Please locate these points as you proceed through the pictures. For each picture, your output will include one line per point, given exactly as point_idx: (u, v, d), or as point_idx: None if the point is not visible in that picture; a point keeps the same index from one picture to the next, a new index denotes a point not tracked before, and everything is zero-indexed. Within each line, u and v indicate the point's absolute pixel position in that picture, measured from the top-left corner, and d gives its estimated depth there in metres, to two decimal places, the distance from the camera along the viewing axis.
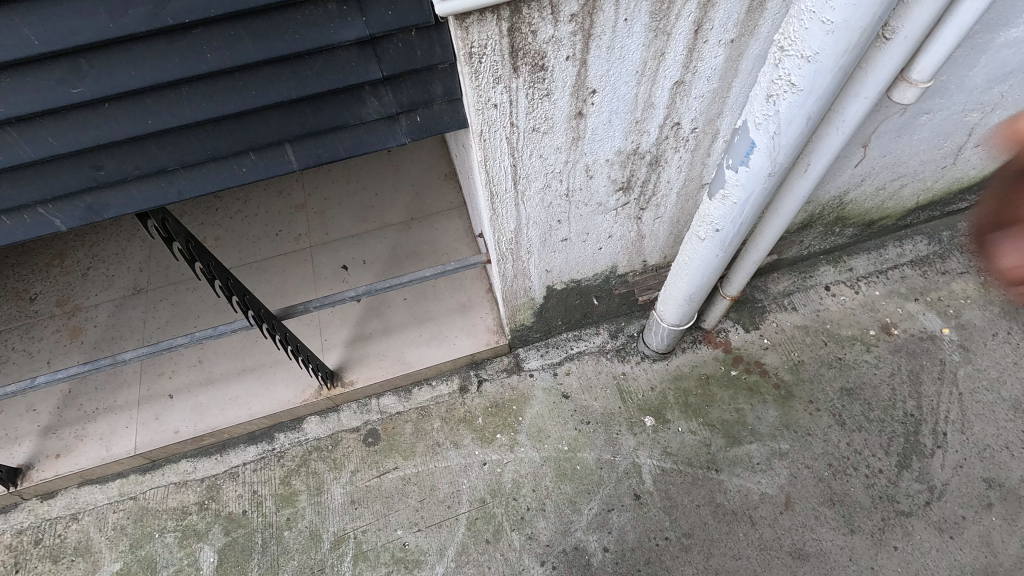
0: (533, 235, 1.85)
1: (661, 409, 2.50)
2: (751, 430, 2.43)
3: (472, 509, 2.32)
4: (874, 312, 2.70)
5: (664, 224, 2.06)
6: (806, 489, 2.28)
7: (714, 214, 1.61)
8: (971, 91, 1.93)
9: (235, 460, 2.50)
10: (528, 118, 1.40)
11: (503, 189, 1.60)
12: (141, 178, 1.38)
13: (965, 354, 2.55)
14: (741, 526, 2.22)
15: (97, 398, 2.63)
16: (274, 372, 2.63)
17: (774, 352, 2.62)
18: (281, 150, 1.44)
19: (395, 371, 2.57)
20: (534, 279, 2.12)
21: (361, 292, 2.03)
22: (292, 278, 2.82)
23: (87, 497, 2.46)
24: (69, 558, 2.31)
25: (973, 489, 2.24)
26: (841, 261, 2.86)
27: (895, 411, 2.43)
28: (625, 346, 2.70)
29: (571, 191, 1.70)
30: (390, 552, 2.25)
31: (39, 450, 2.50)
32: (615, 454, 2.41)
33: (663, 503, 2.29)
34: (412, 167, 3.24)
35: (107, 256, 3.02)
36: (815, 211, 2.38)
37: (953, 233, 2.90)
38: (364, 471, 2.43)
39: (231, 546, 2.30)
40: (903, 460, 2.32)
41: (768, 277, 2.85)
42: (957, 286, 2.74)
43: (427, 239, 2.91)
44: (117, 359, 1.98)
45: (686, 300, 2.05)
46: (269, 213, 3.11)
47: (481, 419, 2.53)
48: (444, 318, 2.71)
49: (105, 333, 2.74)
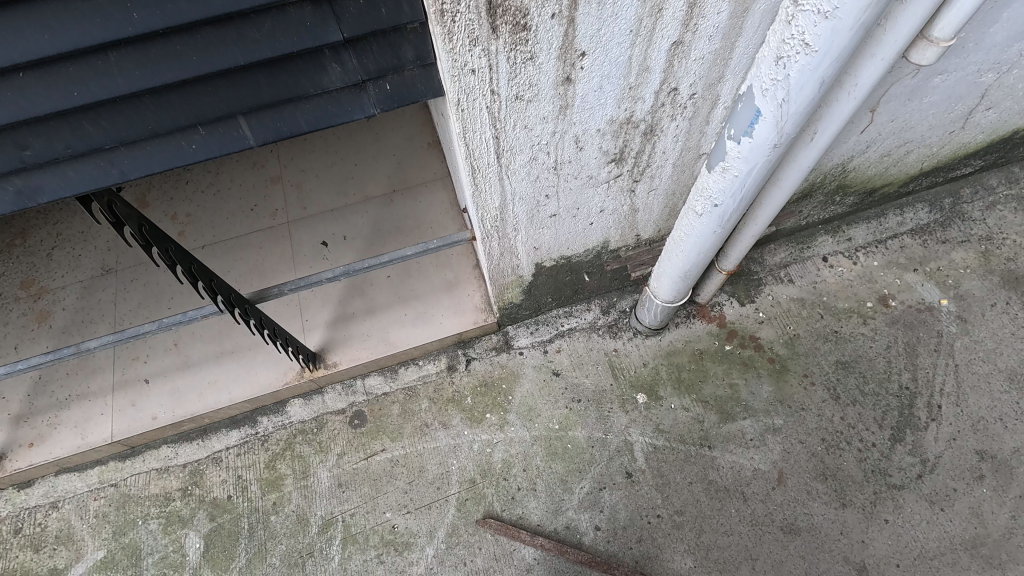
0: (520, 211, 1.73)
1: (654, 385, 2.45)
2: (745, 406, 2.39)
3: (462, 489, 2.29)
4: (872, 283, 2.63)
5: (659, 197, 1.94)
6: (799, 464, 2.26)
7: (713, 188, 1.50)
8: (989, 50, 1.79)
9: (218, 445, 2.43)
10: (510, 85, 1.26)
11: (485, 164, 1.47)
12: (76, 158, 1.23)
13: (963, 326, 2.50)
14: (733, 503, 2.21)
15: (70, 384, 2.53)
16: (254, 355, 2.53)
17: (769, 326, 2.56)
18: (234, 124, 1.29)
19: (379, 352, 2.48)
20: (521, 256, 2.02)
21: (339, 273, 1.90)
22: (269, 256, 2.69)
23: (66, 485, 2.39)
24: (51, 547, 2.27)
25: (965, 461, 2.23)
26: (840, 230, 2.77)
27: (890, 384, 2.39)
28: (617, 321, 2.61)
29: (560, 164, 1.58)
30: (380, 535, 2.22)
31: (12, 439, 2.41)
32: (607, 433, 2.36)
33: (655, 481, 2.26)
34: (393, 135, 3.06)
35: (72, 234, 2.85)
36: (816, 180, 2.28)
37: (955, 200, 2.80)
38: (351, 454, 2.38)
39: (217, 532, 2.26)
40: (896, 433, 2.30)
41: (765, 249, 2.75)
42: (956, 255, 2.67)
43: (410, 213, 2.77)
44: (81, 347, 1.85)
45: (681, 277, 1.96)
46: (243, 186, 2.94)
47: (470, 399, 2.47)
48: (429, 296, 2.60)
49: (75, 316, 2.61)
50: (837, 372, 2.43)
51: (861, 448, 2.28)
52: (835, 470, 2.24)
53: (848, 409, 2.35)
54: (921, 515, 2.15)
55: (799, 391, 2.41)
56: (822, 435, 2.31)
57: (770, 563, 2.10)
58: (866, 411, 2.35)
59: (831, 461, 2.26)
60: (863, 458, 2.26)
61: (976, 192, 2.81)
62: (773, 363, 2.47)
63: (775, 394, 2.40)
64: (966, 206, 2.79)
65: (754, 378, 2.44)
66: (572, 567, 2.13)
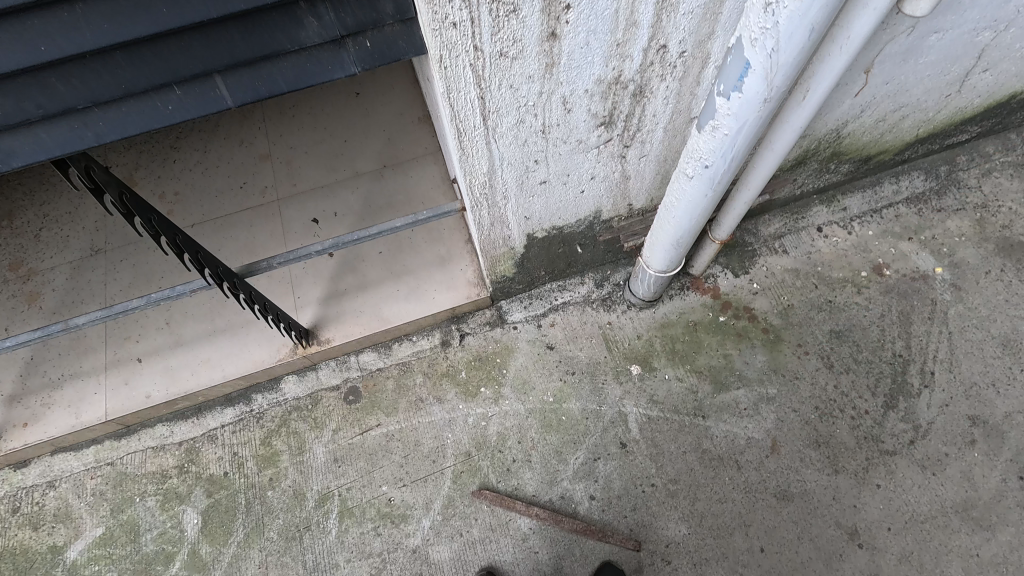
0: (509, 178, 1.71)
1: (648, 357, 2.45)
2: (739, 375, 2.39)
3: (457, 462, 2.30)
4: (866, 252, 2.61)
5: (650, 163, 1.91)
6: (793, 432, 2.27)
7: (703, 148, 1.48)
8: (986, 7, 1.76)
9: (213, 423, 2.43)
10: (493, 40, 1.23)
11: (471, 126, 1.45)
12: (49, 119, 1.21)
13: (957, 293, 2.49)
14: (727, 471, 2.22)
15: (62, 363, 2.52)
16: (246, 333, 2.51)
17: (763, 297, 2.55)
18: (210, 83, 1.27)
19: (372, 328, 2.47)
20: (512, 227, 2.00)
21: (328, 246, 1.88)
22: (259, 234, 2.66)
23: (62, 465, 2.39)
24: (49, 524, 2.28)
25: (957, 426, 2.24)
26: (835, 200, 2.74)
27: (884, 352, 2.40)
28: (611, 294, 2.60)
29: (548, 128, 1.55)
30: (377, 508, 2.23)
31: (6, 419, 2.41)
32: (601, 404, 2.37)
33: (649, 451, 2.27)
34: (383, 110, 3.01)
35: (59, 214, 2.82)
36: (811, 147, 2.25)
37: (951, 168, 2.77)
38: (346, 429, 2.38)
39: (215, 508, 2.27)
40: (889, 400, 2.31)
41: (759, 219, 2.73)
42: (951, 223, 2.65)
43: (400, 188, 2.74)
44: (69, 324, 1.83)
45: (673, 245, 1.94)
46: (232, 164, 2.90)
47: (464, 373, 2.47)
48: (421, 272, 2.58)
49: (65, 297, 2.59)
50: (831, 341, 2.43)
51: (854, 415, 2.28)
52: (828, 437, 2.25)
53: (842, 378, 2.36)
54: (912, 479, 2.17)
55: (793, 360, 2.41)
56: (816, 403, 2.32)
57: (763, 529, 2.12)
58: (859, 379, 2.35)
59: (824, 428, 2.27)
60: (856, 425, 2.27)
61: (972, 159, 2.78)
62: (767, 333, 2.47)
63: (769, 364, 2.41)
64: (961, 173, 2.76)
65: (748, 348, 2.44)
66: (567, 535, 2.16)
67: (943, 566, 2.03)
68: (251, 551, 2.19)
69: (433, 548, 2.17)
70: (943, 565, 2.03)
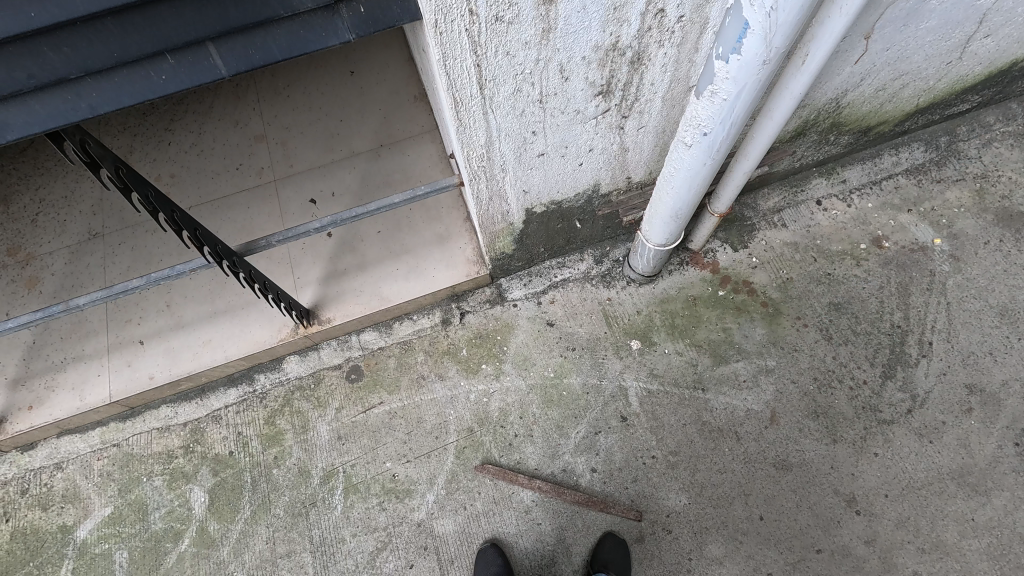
0: (506, 149, 1.71)
1: (648, 331, 2.46)
2: (738, 348, 2.40)
3: (460, 438, 2.32)
4: (866, 225, 2.61)
5: (649, 134, 1.90)
6: (792, 403, 2.29)
7: (702, 115, 1.48)
8: None
9: (217, 403, 2.45)
10: (489, 4, 1.22)
11: (467, 95, 1.45)
12: (41, 90, 1.20)
13: (955, 264, 2.50)
14: (727, 442, 2.24)
15: (64, 347, 2.53)
16: (247, 314, 2.52)
17: (762, 271, 2.55)
18: (203, 52, 1.26)
19: (373, 307, 2.47)
20: (511, 201, 2.00)
21: (327, 223, 1.86)
22: (257, 215, 2.66)
23: (68, 447, 2.41)
24: (58, 505, 2.31)
25: (954, 395, 2.26)
26: (834, 172, 2.73)
27: (882, 323, 2.41)
28: (610, 271, 2.60)
29: (545, 97, 1.55)
30: (381, 484, 2.26)
31: (10, 403, 2.43)
32: (602, 379, 2.38)
33: (650, 424, 2.29)
34: (378, 88, 2.98)
35: (55, 199, 2.81)
36: (810, 117, 2.24)
37: (951, 139, 2.76)
38: (349, 407, 2.40)
39: (221, 486, 2.30)
40: (887, 370, 2.33)
41: (758, 193, 2.72)
42: (951, 194, 2.65)
43: (398, 167, 2.72)
44: (70, 304, 1.83)
45: (672, 218, 1.94)
46: (227, 145, 2.88)
47: (466, 351, 2.48)
48: (420, 250, 2.58)
49: (64, 282, 2.59)
50: (830, 313, 2.44)
51: (852, 385, 2.30)
52: (827, 408, 2.28)
53: (840, 349, 2.37)
54: (910, 447, 2.19)
55: (792, 332, 2.42)
56: (814, 374, 2.33)
57: (763, 498, 2.16)
58: (857, 350, 2.37)
59: (823, 399, 2.29)
60: (854, 395, 2.29)
61: (972, 130, 2.77)
62: (766, 307, 2.47)
63: (768, 337, 2.42)
64: (962, 144, 2.75)
65: (747, 321, 2.45)
66: (569, 507, 2.19)
67: (939, 530, 2.06)
68: (258, 527, 2.23)
69: (437, 521, 2.20)
70: (939, 529, 2.07)
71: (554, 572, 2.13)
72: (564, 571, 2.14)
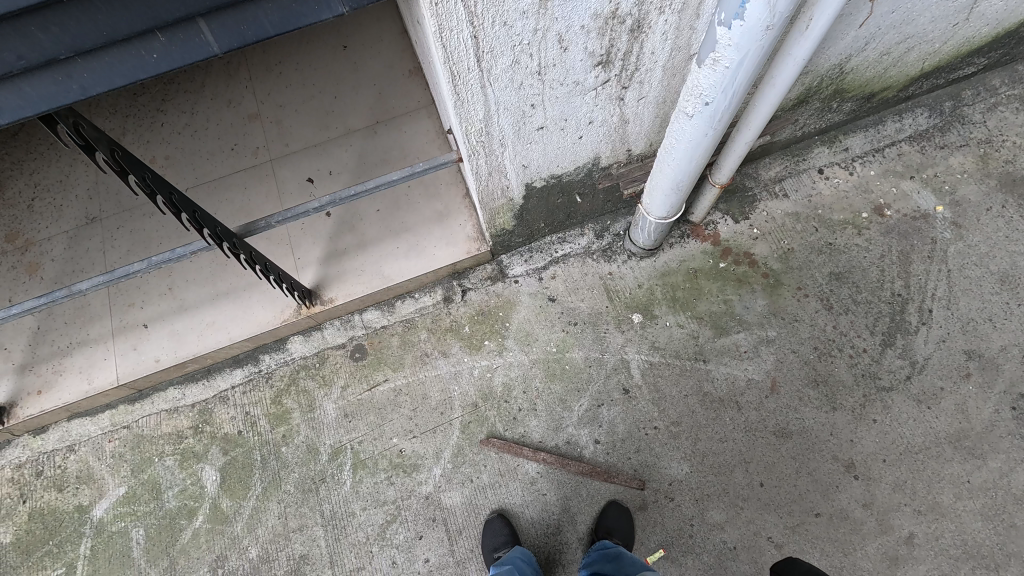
0: (505, 123, 1.69)
1: (650, 305, 2.47)
2: (739, 320, 2.42)
3: (465, 413, 2.35)
4: (867, 193, 2.59)
5: (649, 105, 1.88)
6: (792, 372, 2.32)
7: (704, 84, 1.46)
8: None
9: (223, 384, 2.48)
10: None
11: (465, 68, 1.43)
12: (30, 72, 1.17)
13: (957, 231, 2.49)
14: (728, 412, 2.28)
15: (69, 332, 2.55)
16: (249, 296, 2.52)
17: (763, 242, 2.54)
18: (194, 29, 1.23)
19: (374, 286, 2.47)
20: (510, 176, 1.98)
21: (325, 202, 1.85)
22: (255, 196, 2.64)
23: (79, 429, 2.45)
24: (74, 486, 2.36)
25: (953, 361, 2.29)
26: (837, 140, 2.70)
27: (883, 292, 2.42)
28: (611, 245, 2.59)
29: (544, 69, 1.52)
30: (388, 459, 2.31)
31: (20, 388, 2.45)
32: (603, 352, 2.40)
33: (651, 396, 2.32)
34: (372, 63, 2.92)
35: (51, 183, 2.78)
36: (813, 84, 2.20)
37: (956, 103, 2.72)
38: (354, 385, 2.43)
39: (232, 465, 2.35)
40: (887, 338, 2.34)
41: (760, 163, 2.69)
42: (954, 160, 2.62)
43: (395, 144, 2.69)
44: (73, 289, 1.83)
45: (673, 191, 1.93)
46: (221, 125, 2.84)
47: (468, 328, 2.49)
48: (420, 228, 2.57)
49: (64, 267, 2.59)
50: (831, 283, 2.45)
51: (852, 354, 2.32)
52: (826, 376, 2.30)
53: (841, 318, 2.39)
54: (908, 413, 2.23)
55: (793, 302, 2.43)
56: (815, 344, 2.35)
57: (763, 466, 2.20)
58: (858, 319, 2.38)
59: (823, 367, 2.32)
60: (854, 363, 2.31)
61: (977, 94, 2.72)
62: (767, 278, 2.48)
63: (769, 307, 2.43)
64: (966, 109, 2.71)
65: (748, 293, 2.46)
66: (573, 477, 2.24)
67: (935, 493, 2.11)
68: (270, 503, 2.28)
69: (445, 494, 2.25)
70: (935, 491, 2.11)
71: (560, 540, 2.19)
72: (569, 539, 2.19)
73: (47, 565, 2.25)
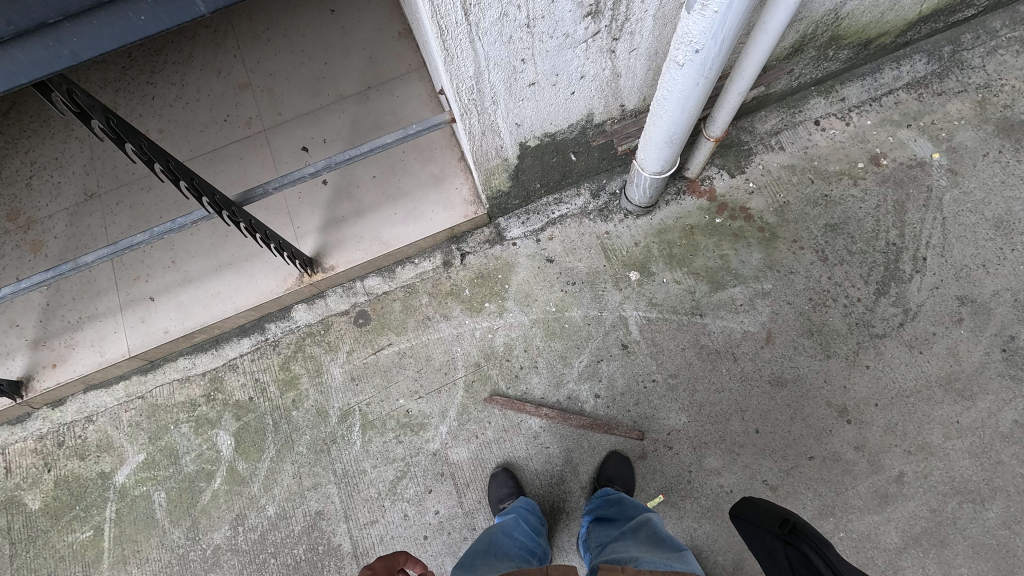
0: (496, 79, 1.69)
1: (647, 262, 2.50)
2: (735, 274, 2.45)
3: (468, 373, 2.42)
4: (864, 143, 2.58)
5: (641, 57, 1.86)
6: (787, 324, 2.36)
7: (693, 30, 1.45)
8: None
9: (232, 353, 2.54)
10: None
11: (453, 22, 1.43)
12: (21, 37, 1.16)
13: (952, 178, 2.49)
14: (724, 363, 2.34)
15: (78, 307, 2.60)
16: (251, 266, 2.56)
17: (759, 196, 2.55)
18: None
19: (374, 251, 2.50)
20: (504, 135, 1.99)
21: (321, 167, 1.85)
22: (250, 166, 2.64)
23: (95, 401, 2.53)
24: (94, 454, 2.45)
25: (946, 306, 2.32)
26: (833, 90, 2.66)
27: (878, 242, 2.43)
28: (608, 204, 2.60)
29: (532, 21, 1.51)
30: (395, 419, 2.38)
31: (34, 363, 2.52)
32: (601, 310, 2.45)
33: (650, 350, 2.38)
34: (361, 26, 2.88)
35: (47, 160, 2.79)
36: (808, 31, 2.17)
37: (955, 48, 2.67)
38: (359, 350, 2.49)
39: (245, 429, 2.43)
40: (881, 287, 2.37)
41: (755, 116, 2.67)
42: (952, 107, 2.60)
43: (388, 109, 2.67)
44: (78, 262, 1.86)
45: (667, 144, 1.93)
46: (212, 96, 2.82)
47: (469, 291, 2.53)
48: (417, 193, 2.58)
49: (68, 244, 2.62)
50: (826, 235, 2.46)
51: (847, 303, 2.36)
52: (821, 326, 2.35)
53: (835, 269, 2.41)
54: (900, 358, 2.28)
55: (788, 255, 2.45)
56: (809, 295, 2.39)
57: (758, 414, 2.27)
58: (852, 269, 2.41)
59: (817, 317, 2.36)
60: (848, 312, 2.35)
61: (977, 37, 2.67)
62: (763, 232, 2.49)
63: (764, 261, 2.45)
64: (965, 53, 2.67)
65: (744, 247, 2.48)
66: (575, 430, 2.32)
67: (925, 433, 2.18)
68: (283, 464, 2.37)
69: (452, 450, 2.33)
70: (925, 432, 2.18)
71: (563, 490, 2.28)
72: (573, 489, 2.28)
73: (75, 528, 2.37)
